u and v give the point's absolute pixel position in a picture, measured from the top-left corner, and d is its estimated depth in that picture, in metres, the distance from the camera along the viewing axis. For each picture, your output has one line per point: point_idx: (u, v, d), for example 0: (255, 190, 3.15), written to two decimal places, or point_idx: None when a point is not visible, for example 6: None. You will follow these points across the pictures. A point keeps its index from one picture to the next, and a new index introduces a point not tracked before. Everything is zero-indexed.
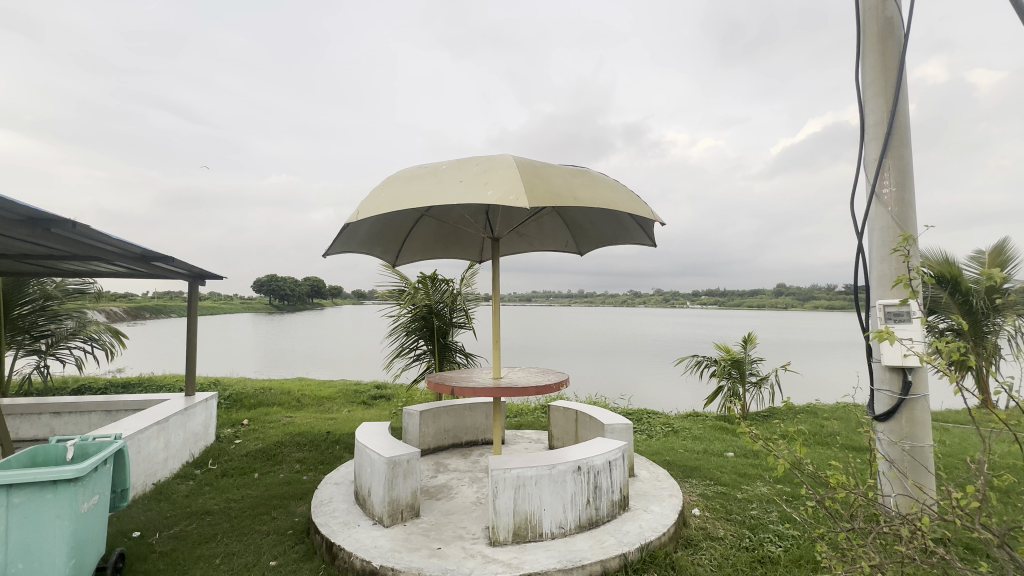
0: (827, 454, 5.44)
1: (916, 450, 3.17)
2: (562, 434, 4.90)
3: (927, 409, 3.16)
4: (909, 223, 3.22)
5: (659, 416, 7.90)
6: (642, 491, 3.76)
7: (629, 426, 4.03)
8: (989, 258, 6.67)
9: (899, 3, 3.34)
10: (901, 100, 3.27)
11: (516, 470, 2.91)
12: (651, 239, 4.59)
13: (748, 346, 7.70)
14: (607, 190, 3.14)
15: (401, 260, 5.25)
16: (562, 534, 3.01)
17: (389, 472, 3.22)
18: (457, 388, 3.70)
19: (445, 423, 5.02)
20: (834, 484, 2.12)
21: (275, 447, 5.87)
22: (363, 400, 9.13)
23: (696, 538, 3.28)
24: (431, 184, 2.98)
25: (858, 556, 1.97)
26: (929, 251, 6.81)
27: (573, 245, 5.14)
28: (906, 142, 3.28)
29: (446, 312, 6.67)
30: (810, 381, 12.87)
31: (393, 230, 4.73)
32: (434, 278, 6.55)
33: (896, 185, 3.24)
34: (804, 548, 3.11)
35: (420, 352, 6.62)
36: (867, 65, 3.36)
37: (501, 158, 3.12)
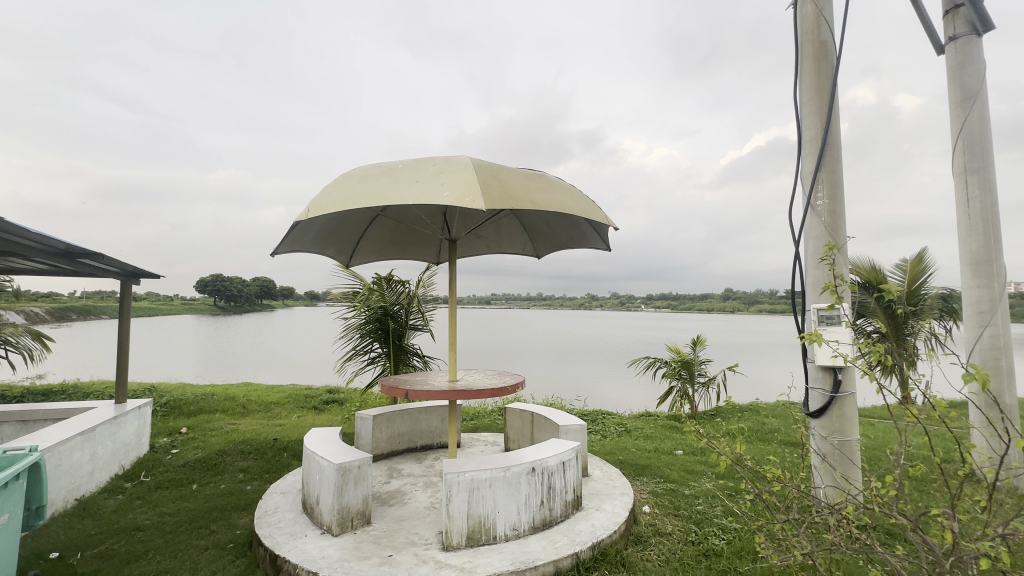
0: (766, 449, 5.76)
1: (845, 446, 3.41)
2: (518, 436, 4.93)
3: (854, 406, 3.41)
4: (840, 233, 3.47)
5: (613, 416, 8.11)
6: (595, 491, 3.84)
7: (584, 426, 4.10)
8: (911, 266, 7.24)
9: (833, 28, 3.61)
10: (833, 117, 3.52)
11: (470, 473, 2.89)
12: (606, 244, 4.70)
13: (697, 348, 8.02)
14: (563, 195, 3.19)
15: (354, 260, 5.11)
16: (516, 535, 3.02)
17: (338, 479, 3.11)
18: (412, 392, 3.64)
19: (399, 427, 4.92)
20: (771, 478, 2.24)
21: (217, 456, 5.55)
22: (313, 405, 8.81)
23: (646, 534, 3.38)
24: (386, 184, 2.92)
25: (791, 545, 2.10)
26: (858, 259, 7.31)
27: (530, 249, 5.17)
28: (838, 157, 3.53)
29: (402, 314, 6.55)
30: (752, 381, 13.63)
31: (346, 229, 4.61)
32: (390, 279, 6.42)
33: (828, 197, 3.49)
34: (744, 540, 3.26)
35: (375, 355, 6.47)
36: (804, 85, 3.62)
37: (458, 159, 3.11)
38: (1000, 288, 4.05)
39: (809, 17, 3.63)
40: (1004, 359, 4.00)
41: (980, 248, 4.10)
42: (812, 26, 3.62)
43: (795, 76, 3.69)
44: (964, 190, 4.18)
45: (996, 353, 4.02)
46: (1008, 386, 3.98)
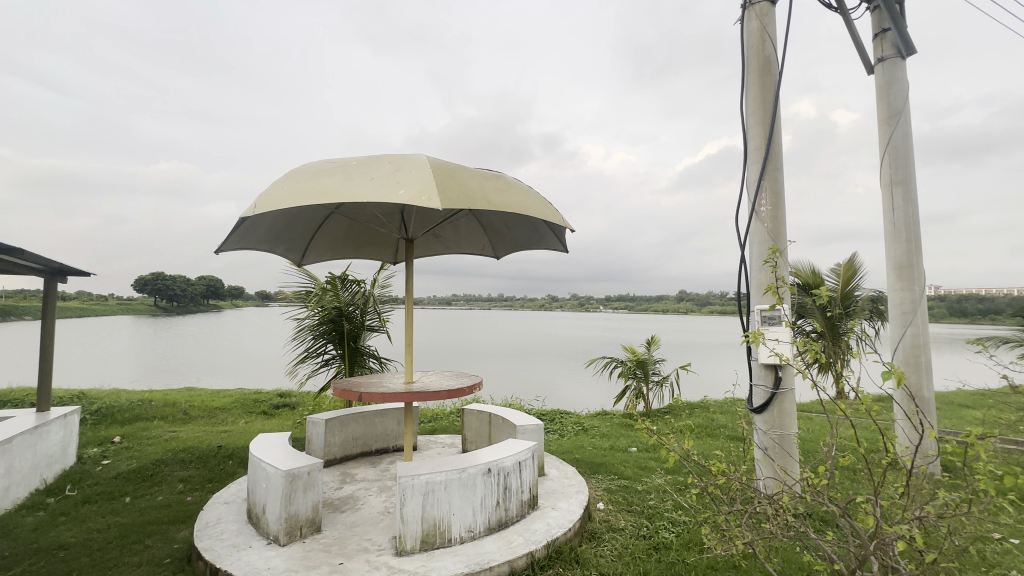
0: (713, 444, 6.02)
1: (784, 439, 3.61)
2: (476, 437, 4.91)
3: (793, 401, 3.61)
4: (781, 238, 3.67)
5: (570, 415, 8.23)
6: (551, 489, 3.89)
7: (540, 426, 4.14)
8: (843, 270, 7.78)
9: (775, 44, 3.81)
10: (776, 128, 3.72)
11: (425, 475, 2.86)
12: (563, 245, 4.76)
13: (651, 348, 8.28)
14: (520, 196, 3.21)
15: (307, 259, 4.95)
16: (471, 537, 3.00)
17: (286, 485, 2.99)
18: (366, 393, 3.54)
19: (352, 431, 4.78)
20: (716, 471, 2.34)
21: (153, 466, 5.21)
22: (263, 410, 8.44)
23: (599, 531, 3.44)
24: (340, 180, 2.84)
25: (734, 534, 2.21)
26: (798, 264, 7.79)
27: (489, 249, 5.16)
28: (780, 166, 3.73)
29: (357, 315, 6.38)
30: (702, 380, 14.18)
31: (298, 226, 4.44)
32: (345, 278, 6.24)
33: (771, 204, 3.68)
34: (692, 532, 3.39)
35: (329, 356, 6.27)
36: (749, 97, 3.82)
37: (414, 157, 3.06)
38: (920, 291, 4.41)
39: (754, 33, 3.83)
40: (923, 357, 4.35)
41: (903, 254, 4.46)
42: (757, 41, 3.82)
43: (742, 88, 3.89)
44: (890, 200, 4.53)
45: (916, 350, 4.36)
46: (926, 381, 4.33)
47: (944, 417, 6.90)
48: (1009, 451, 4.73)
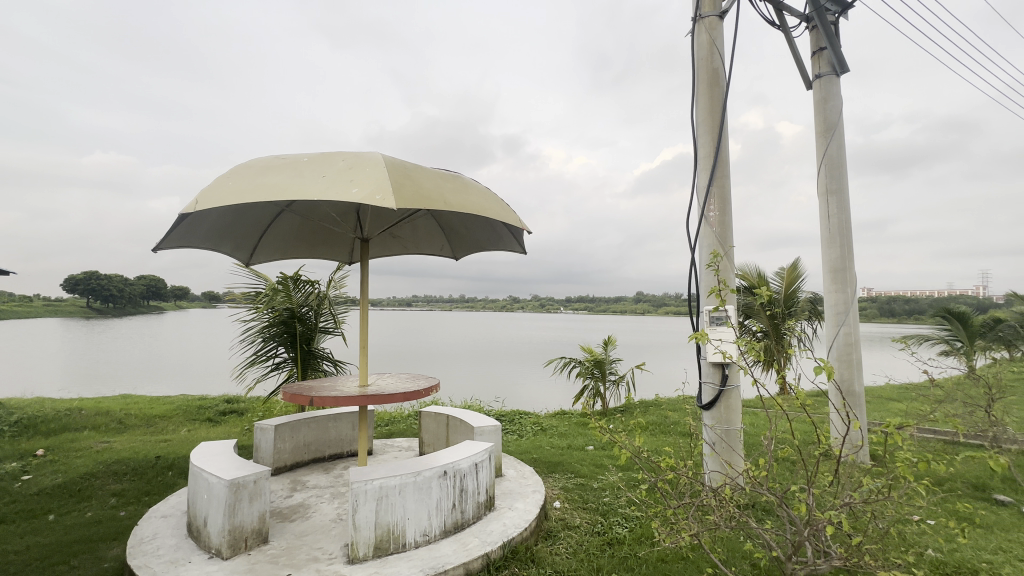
0: (665, 440, 6.24)
1: (730, 434, 3.77)
2: (433, 440, 4.86)
3: (738, 398, 3.79)
4: (728, 241, 3.85)
5: (529, 415, 8.29)
6: (508, 490, 3.90)
7: (498, 427, 4.15)
8: (787, 273, 8.23)
9: (723, 58, 4.00)
10: (723, 137, 3.90)
11: (378, 480, 2.80)
12: (521, 247, 4.78)
13: (608, 349, 8.46)
14: (477, 197, 3.20)
15: (256, 258, 4.75)
16: (426, 541, 2.96)
17: (229, 496, 2.85)
18: (317, 398, 3.42)
19: (304, 437, 4.62)
20: (665, 468, 2.43)
21: (82, 480, 4.82)
22: (208, 416, 8.00)
23: (555, 529, 3.48)
24: (290, 177, 2.74)
25: (682, 527, 2.30)
26: (746, 267, 8.19)
27: (448, 250, 5.12)
28: (727, 174, 3.92)
29: (311, 316, 6.17)
30: (657, 379, 14.65)
31: (245, 224, 4.25)
32: (297, 278, 6.02)
33: (718, 209, 3.85)
34: (644, 527, 3.49)
35: (280, 360, 6.03)
36: (699, 106, 3.99)
37: (369, 155, 3.00)
38: (852, 293, 4.73)
39: (704, 45, 4.01)
40: (854, 354, 4.67)
41: (838, 259, 4.77)
42: (706, 54, 3.99)
43: (692, 98, 4.05)
44: (826, 208, 4.84)
45: (849, 348, 4.69)
46: (857, 377, 4.65)
47: (873, 410, 7.43)
48: (927, 439, 5.16)
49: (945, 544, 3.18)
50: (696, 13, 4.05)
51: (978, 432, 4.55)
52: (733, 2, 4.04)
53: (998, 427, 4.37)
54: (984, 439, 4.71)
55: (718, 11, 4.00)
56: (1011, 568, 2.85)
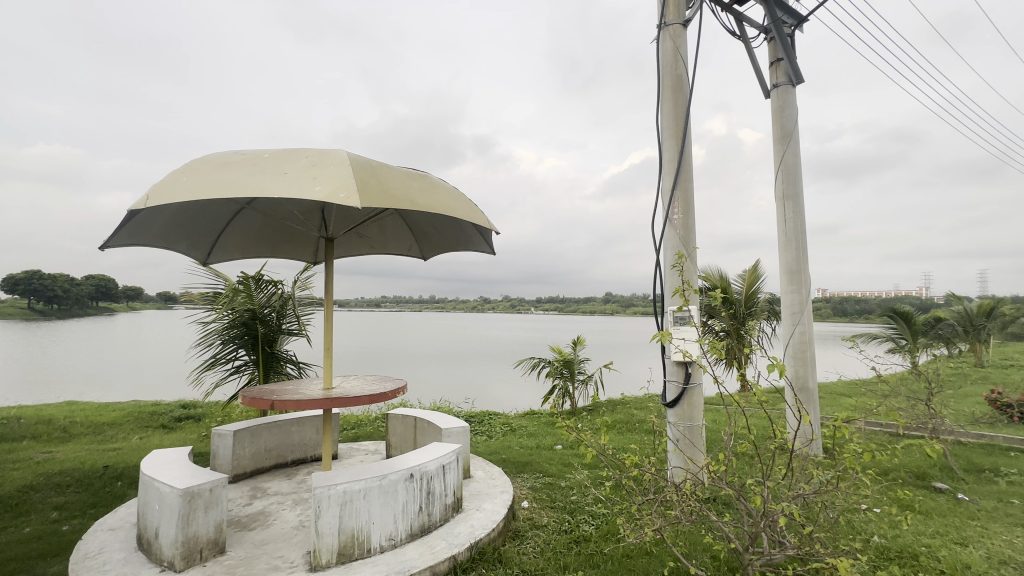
0: (631, 438, 6.37)
1: (693, 431, 3.88)
2: (400, 442, 4.79)
3: (701, 395, 3.90)
4: (691, 243, 3.96)
5: (499, 416, 8.27)
6: (476, 491, 3.89)
7: (466, 427, 4.13)
8: (747, 275, 8.53)
9: (686, 65, 4.12)
10: (687, 141, 4.02)
11: (342, 485, 2.74)
12: (490, 247, 4.77)
13: (577, 348, 8.55)
14: (445, 196, 3.18)
15: (214, 257, 4.57)
16: (392, 545, 2.92)
17: (182, 505, 2.72)
18: (278, 402, 3.32)
19: (265, 442, 4.47)
20: (630, 465, 2.48)
21: (19, 493, 4.51)
22: (161, 423, 7.63)
23: (523, 529, 3.49)
24: (249, 173, 2.65)
25: (646, 523, 2.35)
26: (709, 269, 8.44)
27: (416, 250, 5.07)
28: (690, 178, 4.03)
29: (274, 318, 5.98)
30: (624, 378, 14.92)
31: (202, 221, 4.07)
32: (260, 279, 5.81)
33: (682, 212, 3.96)
34: (610, 523, 3.55)
35: (240, 363, 5.81)
36: (664, 111, 4.09)
37: (333, 153, 2.93)
38: (806, 293, 4.95)
39: (668, 52, 4.11)
40: (809, 351, 4.89)
41: (793, 261, 4.99)
42: (670, 60, 4.10)
43: (657, 103, 4.15)
44: (782, 212, 5.05)
45: (804, 346, 4.90)
46: (811, 373, 4.87)
47: (826, 405, 7.79)
48: (873, 432, 5.46)
49: (889, 530, 3.36)
50: (661, 20, 4.15)
51: (920, 424, 4.85)
52: (696, 12, 4.17)
53: (937, 419, 4.66)
54: (925, 430, 5.02)
55: (682, 20, 4.11)
56: (948, 551, 3.05)
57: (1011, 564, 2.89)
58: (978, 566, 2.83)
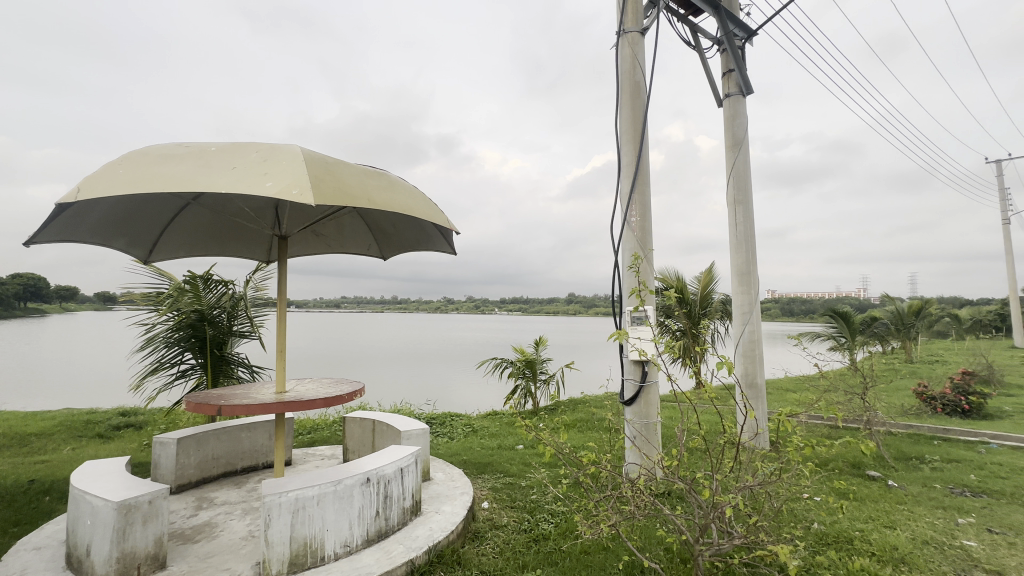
0: (592, 436, 6.48)
1: (649, 428, 3.99)
2: (358, 446, 4.68)
3: (657, 393, 4.02)
4: (648, 245, 4.07)
5: (461, 417, 8.23)
6: (436, 493, 3.85)
7: (426, 430, 4.09)
8: (702, 277, 8.85)
9: (644, 72, 4.24)
10: (644, 146, 4.13)
11: (294, 492, 2.65)
12: (452, 248, 4.69)
13: (539, 349, 8.63)
14: (404, 196, 3.13)
15: (156, 255, 4.31)
16: (347, 552, 2.84)
17: (117, 520, 2.56)
18: (225, 407, 3.16)
19: (212, 450, 4.26)
20: (587, 463, 2.52)
21: None
22: (97, 432, 7.12)
23: (482, 530, 3.49)
24: (194, 167, 2.51)
25: (602, 519, 2.40)
26: (667, 271, 8.70)
27: (375, 249, 4.96)
28: (648, 181, 4.15)
29: (224, 320, 5.70)
30: (585, 377, 15.17)
31: (143, 217, 3.83)
32: (208, 278, 5.53)
33: (640, 215, 4.07)
34: (569, 521, 3.59)
35: (186, 367, 5.49)
36: (622, 116, 4.19)
37: (287, 148, 2.83)
38: (755, 294, 5.20)
39: (627, 59, 4.22)
40: (757, 350, 5.13)
41: (743, 263, 5.22)
42: (629, 67, 4.21)
43: (617, 108, 4.25)
44: (734, 216, 5.27)
45: (753, 344, 5.14)
46: (759, 370, 5.11)
47: (773, 400, 8.20)
48: (814, 425, 5.80)
49: (828, 517, 3.57)
50: (620, 27, 4.25)
51: (856, 417, 5.19)
52: (654, 21, 4.29)
53: (871, 411, 5.00)
54: (860, 422, 5.37)
55: (640, 28, 4.23)
56: (878, 534, 3.27)
57: (933, 544, 3.13)
58: (904, 547, 3.05)
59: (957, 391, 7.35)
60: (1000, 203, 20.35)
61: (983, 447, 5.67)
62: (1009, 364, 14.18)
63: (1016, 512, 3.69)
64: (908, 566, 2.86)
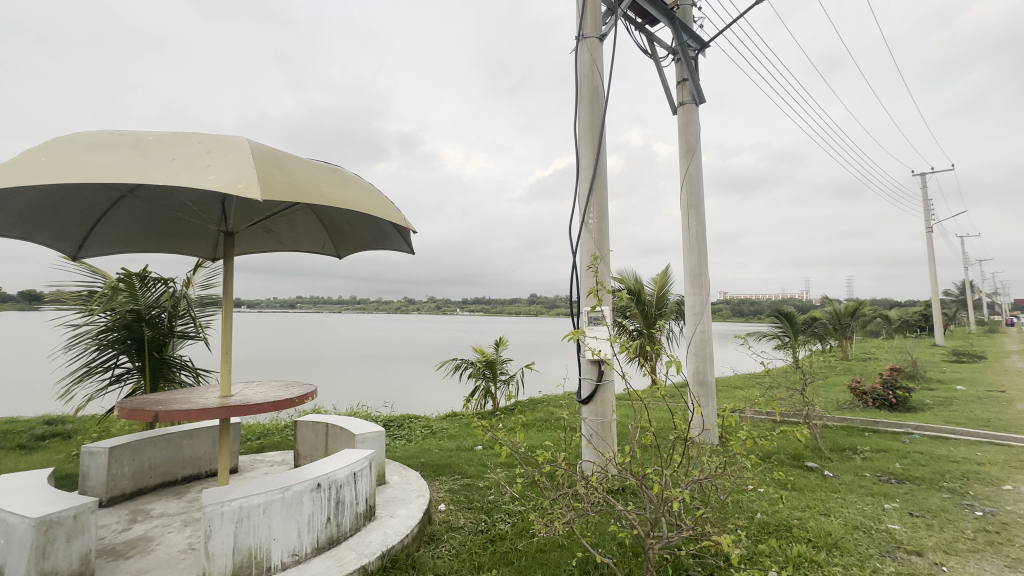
0: (550, 435, 6.56)
1: (604, 426, 4.08)
2: (310, 451, 4.52)
3: (613, 391, 4.11)
4: (605, 247, 4.15)
5: (419, 419, 8.12)
6: (391, 497, 3.76)
7: (381, 432, 4.00)
8: (658, 278, 9.12)
9: (602, 77, 4.32)
10: (602, 150, 4.21)
11: (238, 501, 2.53)
12: (410, 247, 4.59)
13: (499, 349, 8.64)
14: (358, 192, 3.05)
15: (88, 250, 4.01)
16: (295, 561, 2.73)
17: (36, 537, 2.34)
18: (163, 413, 2.96)
19: (149, 459, 3.99)
20: (543, 461, 2.54)
21: None
22: (18, 442, 6.53)
23: (439, 532, 3.44)
24: (128, 157, 2.35)
25: (558, 516, 2.42)
26: (624, 272, 8.92)
27: (330, 247, 4.81)
28: (605, 184, 4.23)
29: (164, 320, 5.36)
30: (544, 377, 15.32)
31: (71, 209, 3.55)
32: (146, 276, 5.13)
33: (597, 217, 4.15)
34: (525, 521, 3.61)
35: (121, 371, 5.11)
36: (581, 119, 4.26)
37: (233, 140, 2.70)
38: (706, 296, 5.40)
39: (585, 64, 4.29)
40: (708, 349, 5.34)
41: (695, 265, 5.42)
42: (587, 71, 4.28)
43: (576, 111, 4.32)
44: (686, 220, 5.47)
45: (703, 344, 5.34)
46: (709, 369, 5.33)
47: (723, 396, 8.57)
48: (759, 420, 6.10)
49: (770, 507, 3.77)
50: (579, 32, 4.32)
51: (796, 411, 5.50)
52: (612, 28, 4.39)
53: (809, 406, 5.31)
54: (800, 417, 5.71)
55: (598, 34, 4.31)
56: (814, 521, 3.48)
57: (862, 528, 3.36)
58: (837, 533, 3.26)
59: (886, 385, 7.92)
60: (923, 212, 22.15)
61: (907, 437, 6.14)
62: (931, 360, 15.44)
63: (934, 496, 4.01)
64: (840, 550, 3.06)
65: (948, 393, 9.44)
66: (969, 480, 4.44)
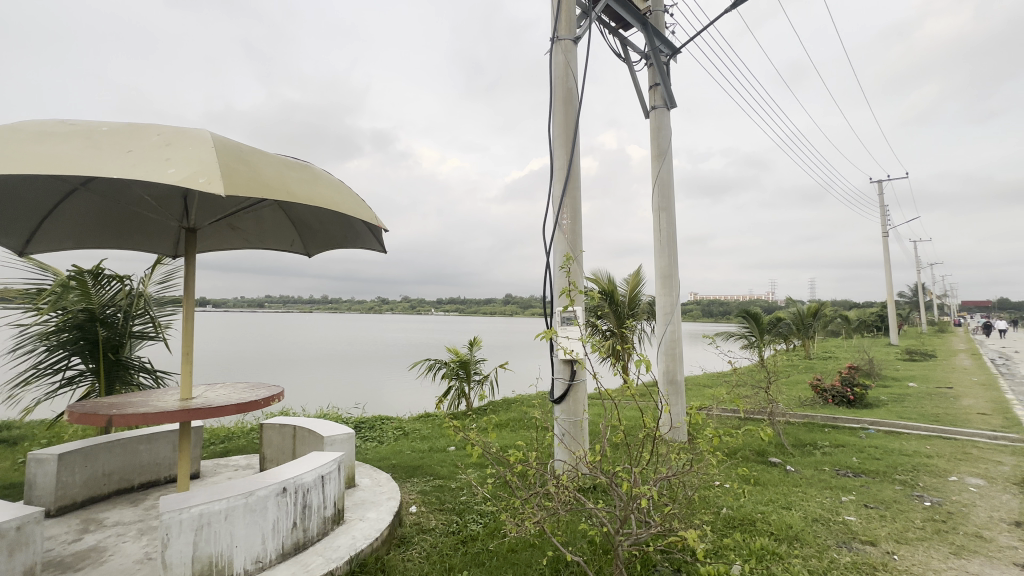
0: (524, 435, 6.58)
1: (576, 425, 4.11)
2: (276, 454, 4.39)
3: (585, 391, 4.16)
4: (578, 247, 4.19)
5: (392, 420, 8.01)
6: (361, 500, 3.70)
7: (351, 435, 3.93)
8: (631, 279, 9.28)
9: (576, 79, 4.35)
10: (575, 151, 4.24)
11: (198, 507, 2.44)
12: (382, 246, 4.51)
13: (473, 349, 8.61)
14: (328, 189, 2.98)
15: (36, 245, 3.80)
16: (259, 568, 2.65)
17: None
18: (118, 417, 2.83)
19: (103, 465, 3.81)
20: (514, 461, 2.54)
21: None
22: None
23: (409, 535, 3.40)
24: (79, 148, 2.23)
25: (529, 516, 2.42)
26: (598, 272, 9.03)
27: (298, 245, 4.68)
28: (578, 185, 4.26)
29: (120, 320, 5.12)
30: (518, 377, 15.35)
31: (17, 202, 3.35)
32: (101, 274, 4.90)
33: (570, 218, 4.18)
34: (497, 521, 3.61)
35: (73, 373, 4.87)
36: (555, 121, 4.29)
37: (194, 132, 2.60)
38: (676, 296, 5.51)
39: (560, 66, 4.32)
40: (677, 349, 5.46)
41: (666, 266, 5.53)
42: (561, 73, 4.31)
43: (550, 112, 4.34)
44: (658, 222, 5.57)
45: (673, 343, 5.45)
46: (679, 368, 5.44)
47: (692, 395, 8.77)
48: (726, 417, 6.28)
49: (735, 501, 3.88)
50: (554, 34, 4.34)
51: (761, 409, 5.69)
52: (586, 31, 4.43)
53: (773, 403, 5.49)
54: (764, 414, 5.90)
55: (573, 36, 4.34)
56: (776, 515, 3.60)
57: (821, 520, 3.50)
58: (797, 525, 3.39)
59: (845, 383, 8.27)
60: (880, 218, 23.22)
61: (863, 432, 6.43)
62: (886, 359, 16.21)
63: (887, 488, 4.22)
64: (800, 542, 3.18)
65: (901, 390, 9.91)
66: (919, 472, 4.68)
